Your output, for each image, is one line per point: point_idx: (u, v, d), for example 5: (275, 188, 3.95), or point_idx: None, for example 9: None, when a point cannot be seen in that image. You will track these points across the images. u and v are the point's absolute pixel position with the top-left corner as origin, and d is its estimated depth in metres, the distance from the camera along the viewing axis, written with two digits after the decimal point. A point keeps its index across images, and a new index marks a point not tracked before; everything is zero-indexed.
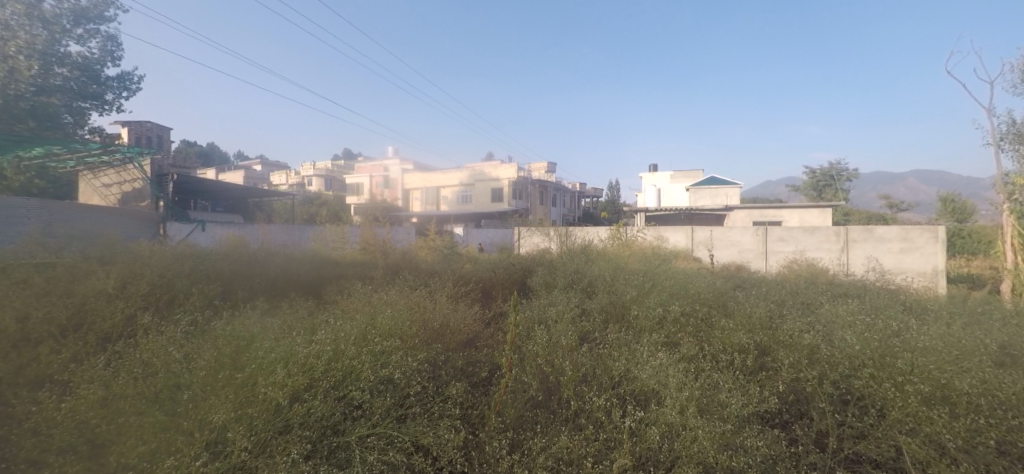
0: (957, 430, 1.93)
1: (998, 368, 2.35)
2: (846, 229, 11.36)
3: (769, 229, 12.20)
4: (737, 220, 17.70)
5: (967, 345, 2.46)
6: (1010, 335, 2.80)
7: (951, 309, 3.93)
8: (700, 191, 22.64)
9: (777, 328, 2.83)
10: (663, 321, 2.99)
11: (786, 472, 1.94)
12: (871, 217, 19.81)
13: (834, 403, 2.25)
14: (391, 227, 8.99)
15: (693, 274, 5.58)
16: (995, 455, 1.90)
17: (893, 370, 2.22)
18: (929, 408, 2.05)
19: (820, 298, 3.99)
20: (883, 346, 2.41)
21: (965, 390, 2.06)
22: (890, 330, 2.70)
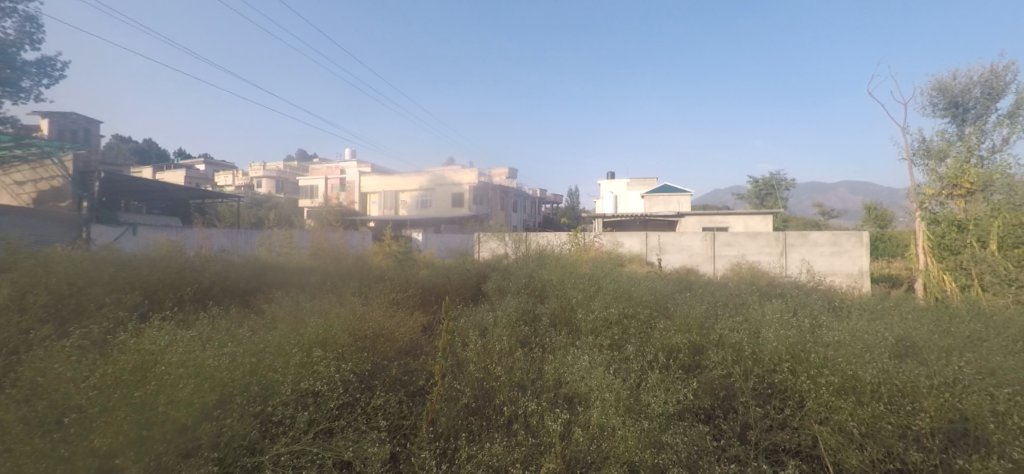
0: (860, 416, 2.08)
1: (899, 359, 2.55)
2: (784, 234, 12.17)
3: (716, 234, 12.82)
4: (688, 226, 18.53)
5: (872, 339, 2.67)
6: (910, 329, 3.07)
7: (869, 306, 4.28)
8: (654, 197, 23.53)
9: (710, 328, 2.96)
10: (605, 323, 3.06)
11: (708, 464, 2.01)
12: (805, 223, 21.30)
13: (755, 397, 2.38)
14: (345, 232, 8.81)
15: (648, 279, 5.77)
16: (896, 438, 2.04)
17: (808, 364, 2.38)
18: (837, 398, 2.20)
19: (754, 298, 4.23)
20: (799, 342, 2.57)
21: (869, 381, 2.22)
22: (808, 327, 2.90)
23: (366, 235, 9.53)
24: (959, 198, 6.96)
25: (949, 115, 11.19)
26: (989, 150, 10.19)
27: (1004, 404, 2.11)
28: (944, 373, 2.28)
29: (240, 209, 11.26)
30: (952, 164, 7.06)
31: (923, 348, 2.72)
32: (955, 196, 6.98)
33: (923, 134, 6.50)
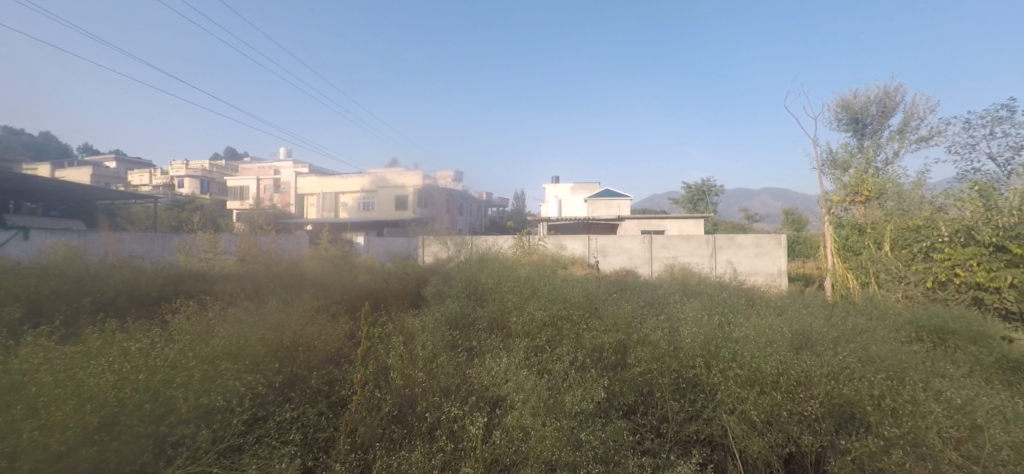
0: (760, 405, 2.25)
1: (799, 351, 2.80)
2: (714, 237, 13.01)
3: (653, 237, 13.45)
4: (627, 229, 19.31)
5: (775, 333, 2.91)
6: (811, 323, 3.38)
7: (781, 303, 4.68)
8: (596, 202, 24.34)
9: (637, 327, 3.12)
10: (536, 325, 3.12)
11: (621, 458, 2.10)
12: (731, 227, 22.92)
13: (672, 392, 2.54)
14: (278, 235, 7.95)
15: (589, 282, 5.93)
16: (795, 423, 2.21)
17: (720, 358, 2.58)
18: (742, 389, 2.38)
19: (681, 298, 4.49)
20: (710, 339, 2.75)
21: (771, 372, 2.40)
22: (722, 324, 3.12)
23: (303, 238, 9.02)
24: (859, 204, 8.10)
25: (851, 129, 12.63)
26: (883, 161, 11.56)
27: (882, 386, 2.35)
28: (836, 361, 2.51)
29: (155, 211, 10.31)
30: (854, 177, 8.28)
31: (817, 339, 3.00)
32: (856, 202, 8.12)
33: (828, 148, 7.25)
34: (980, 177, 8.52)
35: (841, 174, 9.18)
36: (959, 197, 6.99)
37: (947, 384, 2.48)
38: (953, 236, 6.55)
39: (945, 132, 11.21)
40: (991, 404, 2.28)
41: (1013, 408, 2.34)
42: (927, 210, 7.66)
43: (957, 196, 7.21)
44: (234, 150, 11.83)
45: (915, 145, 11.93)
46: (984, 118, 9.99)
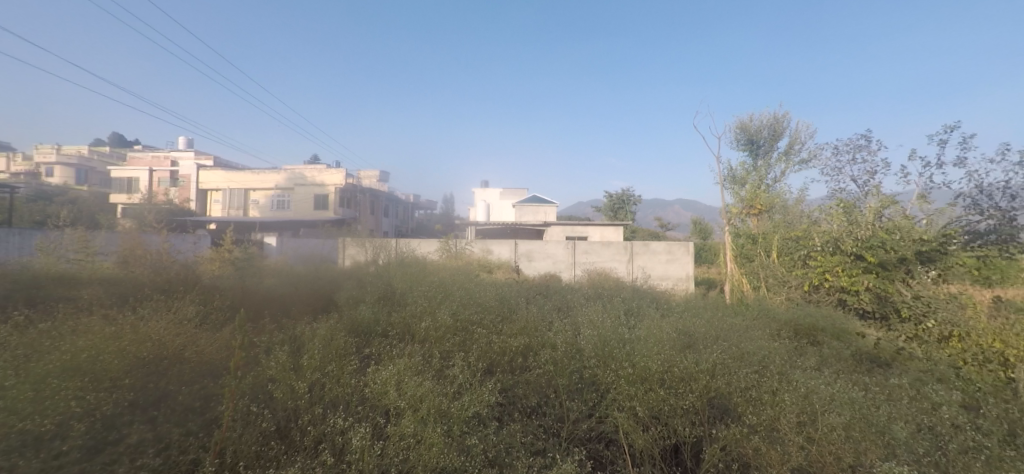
0: (644, 401, 2.39)
1: (685, 349, 3.05)
2: (631, 244, 13.77)
3: (576, 242, 13.94)
4: (553, 235, 19.83)
5: (665, 335, 3.15)
6: (700, 325, 3.71)
7: (681, 307, 5.09)
8: (523, 208, 24.78)
9: (543, 331, 3.22)
10: (447, 330, 3.11)
11: (511, 460, 2.12)
12: (647, 235, 24.42)
13: (569, 393, 2.62)
14: (169, 235, 7.08)
15: (514, 287, 6.00)
16: (677, 416, 2.37)
17: (613, 360, 2.75)
18: (630, 387, 2.52)
19: (594, 302, 4.69)
20: (605, 343, 2.94)
21: (657, 370, 2.58)
22: (620, 327, 3.32)
23: (202, 238, 8.19)
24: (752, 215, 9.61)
25: (748, 150, 14.11)
26: (773, 179, 13.06)
27: (749, 380, 2.62)
28: (712, 359, 2.78)
29: None
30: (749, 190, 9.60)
31: (701, 339, 3.30)
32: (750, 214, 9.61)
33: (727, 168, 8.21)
34: (843, 197, 9.95)
35: (739, 187, 10.70)
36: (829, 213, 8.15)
37: (802, 376, 2.82)
38: (823, 246, 7.72)
39: (820, 157, 12.97)
40: (835, 391, 2.63)
41: (853, 394, 2.70)
42: (804, 223, 8.93)
43: (828, 211, 8.34)
44: (122, 137, 10.43)
45: (798, 166, 13.62)
46: (849, 146, 11.66)
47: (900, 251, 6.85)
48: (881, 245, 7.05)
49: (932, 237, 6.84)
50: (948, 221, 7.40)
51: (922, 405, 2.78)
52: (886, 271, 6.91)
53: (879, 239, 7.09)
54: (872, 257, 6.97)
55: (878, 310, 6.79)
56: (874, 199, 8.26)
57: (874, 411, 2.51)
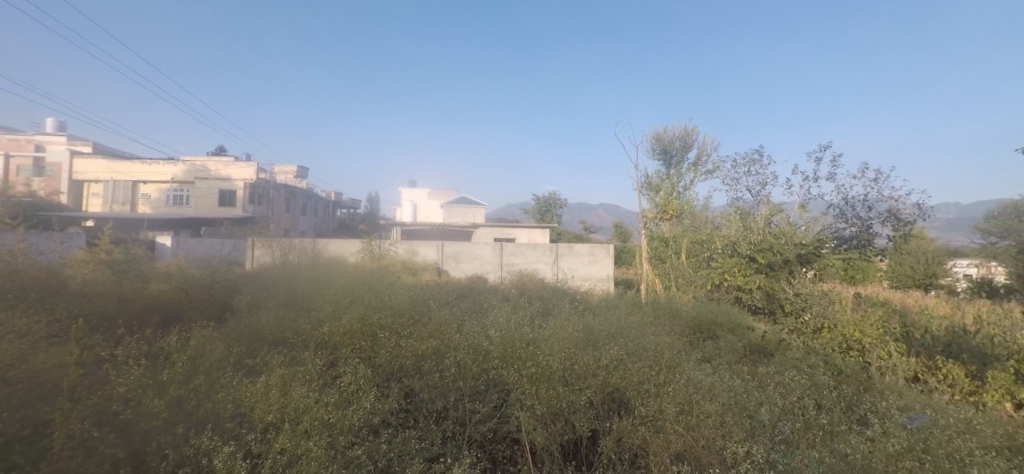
0: (543, 400, 2.46)
1: (589, 347, 3.19)
2: (556, 246, 14.14)
3: (503, 244, 14.02)
4: (481, 236, 19.87)
5: (570, 334, 3.27)
6: (608, 323, 3.90)
7: (595, 308, 5.32)
8: (451, 209, 24.63)
9: (453, 333, 3.20)
10: (353, 335, 2.97)
11: (400, 463, 2.01)
12: (571, 237, 25.27)
13: (470, 395, 2.60)
14: (27, 232, 6.05)
15: (437, 289, 5.86)
16: (575, 411, 2.46)
17: (518, 361, 2.81)
18: (532, 386, 2.59)
19: (515, 304, 4.73)
20: (511, 345, 2.98)
21: (557, 370, 2.69)
22: (528, 327, 3.39)
23: (73, 236, 7.11)
24: (663, 220, 10.20)
25: (661, 159, 15.13)
26: (684, 187, 14.16)
27: (644, 374, 2.79)
28: (611, 357, 2.94)
29: None
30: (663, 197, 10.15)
31: (604, 336, 3.47)
32: (662, 218, 10.20)
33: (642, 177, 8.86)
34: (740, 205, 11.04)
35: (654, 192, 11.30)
36: (728, 219, 9.06)
37: (691, 368, 3.07)
38: (723, 248, 8.51)
39: (722, 168, 14.29)
40: (717, 380, 2.88)
41: (732, 382, 2.98)
42: (707, 228, 9.89)
43: (727, 217, 9.24)
44: None
45: (705, 176, 14.86)
46: (745, 159, 13.00)
47: (784, 254, 7.76)
48: (770, 247, 7.88)
49: (809, 242, 7.80)
50: (821, 227, 8.51)
51: (788, 389, 3.14)
52: (773, 271, 7.79)
53: (768, 242, 7.92)
54: (762, 259, 7.82)
55: (766, 306, 7.58)
56: (765, 207, 9.25)
57: (749, 396, 2.79)
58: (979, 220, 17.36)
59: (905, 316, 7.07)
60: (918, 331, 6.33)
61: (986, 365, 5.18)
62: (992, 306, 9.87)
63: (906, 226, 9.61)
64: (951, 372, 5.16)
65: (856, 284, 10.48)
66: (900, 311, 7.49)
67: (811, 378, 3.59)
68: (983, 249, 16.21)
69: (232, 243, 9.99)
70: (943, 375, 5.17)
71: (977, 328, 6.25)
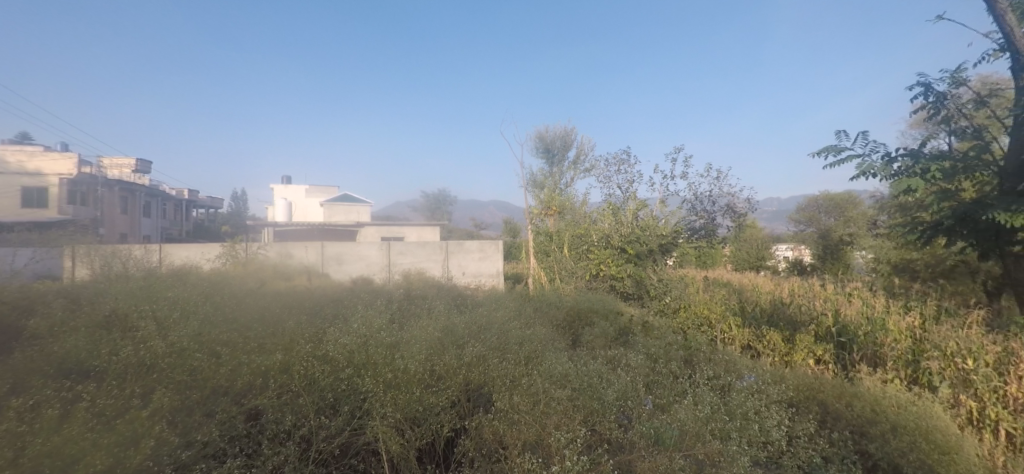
0: (397, 407, 2.38)
1: (454, 345, 3.17)
2: (446, 243, 13.97)
3: (390, 243, 13.37)
4: (367, 235, 18.93)
5: (436, 335, 3.23)
6: (478, 319, 3.94)
7: (476, 304, 5.38)
8: (334, 207, 23.15)
9: (305, 341, 2.92)
10: (183, 356, 2.56)
11: None
12: (461, 235, 25.31)
13: (320, 410, 2.40)
14: None
15: (312, 295, 5.35)
16: (433, 415, 2.45)
17: (376, 366, 2.66)
18: (388, 392, 2.48)
19: (394, 308, 4.55)
20: (365, 349, 2.80)
21: (414, 372, 2.62)
22: (390, 331, 3.26)
23: None
24: (546, 216, 11.18)
25: (544, 158, 15.88)
26: (565, 184, 15.04)
27: (504, 368, 2.88)
28: (472, 354, 2.97)
29: None
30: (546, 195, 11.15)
31: (471, 332, 3.50)
32: (545, 215, 11.18)
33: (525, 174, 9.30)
34: (612, 201, 12.13)
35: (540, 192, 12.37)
36: (601, 214, 9.86)
37: (549, 357, 3.24)
38: (598, 241, 9.27)
39: (597, 167, 15.47)
40: (570, 366, 3.09)
41: (586, 366, 3.20)
42: (585, 222, 10.64)
43: (602, 212, 9.99)
44: None
45: (583, 173, 15.93)
46: (615, 159, 14.28)
47: (649, 244, 8.84)
48: (637, 239, 8.88)
49: (668, 232, 8.98)
50: (677, 220, 9.67)
51: (634, 368, 3.49)
52: (640, 260, 8.76)
53: (636, 235, 8.92)
54: (630, 249, 8.75)
55: (635, 291, 8.61)
56: (633, 203, 10.29)
57: (599, 377, 3.04)
58: (793, 213, 21.41)
59: (741, 294, 8.44)
60: (749, 305, 7.58)
61: (796, 331, 6.39)
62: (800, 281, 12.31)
63: (741, 218, 11.37)
64: (772, 338, 6.26)
65: (704, 269, 12.20)
66: (738, 289, 8.93)
67: (656, 358, 4.06)
68: (795, 236, 19.96)
69: (38, 251, 8.04)
70: (767, 342, 6.26)
71: (790, 300, 7.70)
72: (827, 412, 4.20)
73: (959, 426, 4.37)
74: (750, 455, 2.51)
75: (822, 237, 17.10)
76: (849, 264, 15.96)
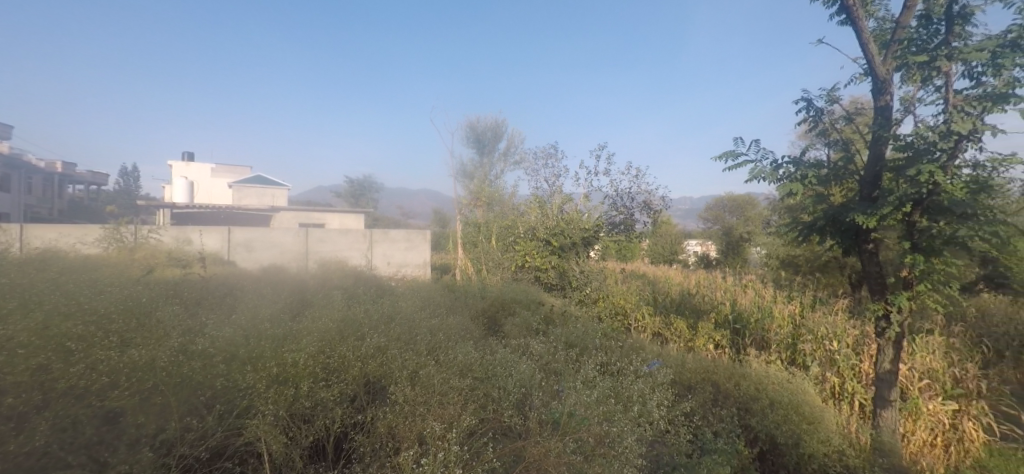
0: (278, 404, 2.23)
1: (353, 335, 3.05)
2: (370, 231, 13.33)
3: (309, 230, 12.24)
4: (282, 220, 17.55)
5: (335, 327, 3.08)
6: (385, 310, 3.82)
7: (392, 295, 5.20)
8: (244, 190, 21.23)
9: (176, 334, 2.62)
10: (23, 348, 2.05)
11: None
12: (386, 224, 24.39)
13: (191, 410, 2.13)
14: None
15: (207, 286, 4.78)
16: (320, 412, 2.34)
17: (259, 360, 2.48)
18: (272, 388, 2.32)
19: (301, 303, 4.27)
20: (248, 345, 2.62)
21: (302, 366, 2.47)
22: (282, 324, 3.05)
23: None
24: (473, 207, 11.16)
25: (474, 148, 15.70)
26: (494, 175, 15.04)
27: (404, 359, 2.82)
28: (371, 345, 2.87)
29: None
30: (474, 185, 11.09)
31: (374, 323, 3.38)
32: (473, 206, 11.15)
33: None
34: (539, 194, 12.30)
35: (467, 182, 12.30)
36: (529, 207, 9.97)
37: (454, 348, 3.23)
38: (525, 233, 9.38)
39: (526, 159, 15.62)
40: (474, 355, 3.10)
41: (490, 356, 3.24)
42: (513, 215, 10.73)
43: (529, 205, 10.14)
44: None
45: (512, 165, 16.02)
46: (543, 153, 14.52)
47: (572, 237, 9.01)
48: (561, 232, 9.07)
49: (591, 226, 9.17)
50: (599, 214, 10.04)
51: (538, 357, 3.60)
52: (563, 252, 8.98)
53: (560, 227, 9.13)
54: (555, 242, 8.94)
55: (558, 282, 8.77)
56: (559, 197, 10.50)
57: (503, 366, 3.09)
58: (703, 211, 23.29)
59: (655, 286, 8.98)
60: (661, 296, 8.09)
61: (699, 319, 6.95)
62: (706, 274, 13.41)
63: (658, 214, 12.10)
64: (678, 326, 6.76)
65: (624, 262, 12.84)
66: (652, 281, 9.49)
67: (564, 346, 4.20)
68: (704, 233, 21.76)
69: None
70: (674, 330, 6.74)
71: (696, 291, 8.34)
72: (719, 391, 4.56)
73: (824, 399, 5.06)
74: (638, 435, 2.70)
75: (727, 234, 18.76)
76: (747, 259, 17.68)
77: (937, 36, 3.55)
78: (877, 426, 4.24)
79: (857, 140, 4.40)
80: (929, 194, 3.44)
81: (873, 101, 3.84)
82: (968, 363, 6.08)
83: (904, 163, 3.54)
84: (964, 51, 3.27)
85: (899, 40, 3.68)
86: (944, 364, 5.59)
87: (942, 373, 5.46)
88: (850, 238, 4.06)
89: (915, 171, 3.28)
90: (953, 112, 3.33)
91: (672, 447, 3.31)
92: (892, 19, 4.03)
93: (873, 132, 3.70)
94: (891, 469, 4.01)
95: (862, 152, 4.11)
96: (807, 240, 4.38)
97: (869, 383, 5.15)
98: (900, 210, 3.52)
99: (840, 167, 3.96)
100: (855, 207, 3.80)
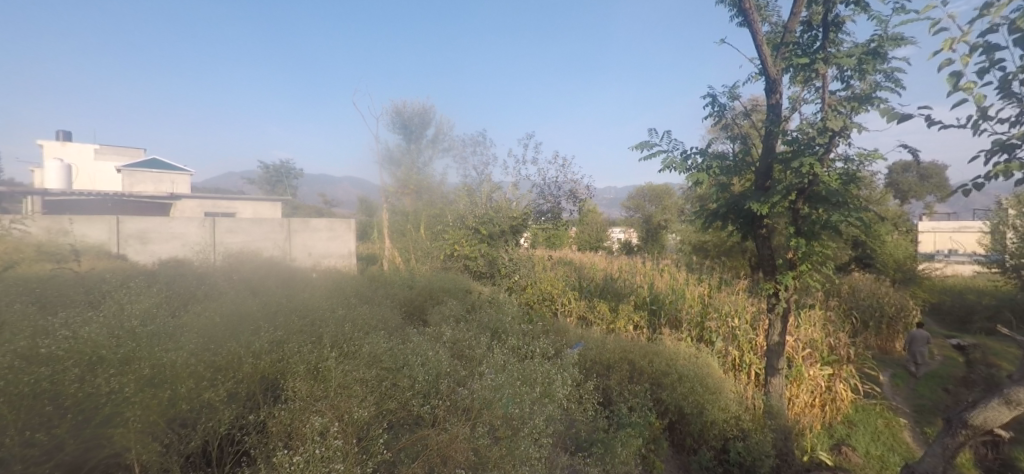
0: (152, 408, 1.98)
1: (246, 330, 2.80)
2: (288, 220, 12.40)
3: (216, 220, 11.12)
4: (183, 209, 15.80)
5: (224, 323, 2.81)
6: (286, 302, 3.56)
7: (301, 287, 4.87)
8: (135, 174, 18.82)
9: (17, 334, 2.21)
10: None
11: None
12: (306, 212, 22.88)
13: (36, 420, 1.79)
14: None
15: (84, 282, 4.14)
16: (204, 416, 2.14)
17: (130, 360, 2.18)
18: (145, 390, 2.05)
19: (191, 299, 3.85)
20: (118, 342, 2.28)
21: (183, 366, 2.22)
22: (160, 321, 2.72)
23: None
24: None
25: (401, 134, 14.89)
26: (422, 163, 14.63)
27: (304, 353, 2.66)
28: (267, 341, 2.67)
29: None
30: None
31: (271, 316, 3.13)
32: None
33: None
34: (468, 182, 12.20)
35: None
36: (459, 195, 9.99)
37: (361, 339, 3.10)
38: (454, 222, 9.29)
39: (455, 146, 15.36)
40: (383, 345, 2.99)
41: (399, 345, 3.15)
42: (442, 205, 10.53)
43: (460, 193, 10.14)
44: None
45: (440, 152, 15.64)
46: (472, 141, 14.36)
47: (501, 225, 9.05)
48: (491, 220, 9.11)
49: (519, 214, 9.27)
50: (528, 203, 10.17)
51: (451, 345, 3.58)
52: (493, 241, 8.99)
53: (490, 216, 9.16)
54: (484, 230, 8.93)
55: (487, 270, 8.75)
56: (488, 185, 10.50)
57: (413, 354, 3.01)
58: (626, 200, 24.47)
59: (580, 272, 9.30)
60: (587, 281, 8.39)
61: (620, 302, 7.31)
62: (628, 260, 14.14)
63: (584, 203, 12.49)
64: (601, 309, 7.03)
65: (552, 249, 13.14)
66: (578, 268, 9.82)
67: (480, 332, 4.19)
68: (626, 220, 22.94)
69: None
70: (597, 312, 6.99)
71: (618, 276, 8.75)
72: (634, 368, 4.77)
73: (726, 372, 5.57)
74: (546, 413, 2.79)
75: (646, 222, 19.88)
76: (664, 246, 18.88)
77: (817, 42, 3.96)
78: (766, 392, 4.72)
79: (754, 135, 4.83)
80: (810, 184, 3.86)
81: (766, 99, 4.21)
82: (841, 332, 7.01)
83: (790, 156, 3.93)
84: (837, 56, 3.70)
85: (787, 44, 4.06)
86: (823, 333, 6.37)
87: (821, 343, 6.22)
88: (747, 224, 4.46)
89: (799, 162, 3.66)
90: (829, 110, 3.75)
91: (590, 424, 3.45)
92: (782, 25, 4.44)
93: (766, 127, 4.06)
94: (777, 429, 4.54)
95: (758, 147, 4.50)
96: (710, 225, 4.73)
97: (763, 355, 5.75)
98: (787, 198, 3.93)
99: (741, 162, 4.31)
100: (750, 196, 4.17)
